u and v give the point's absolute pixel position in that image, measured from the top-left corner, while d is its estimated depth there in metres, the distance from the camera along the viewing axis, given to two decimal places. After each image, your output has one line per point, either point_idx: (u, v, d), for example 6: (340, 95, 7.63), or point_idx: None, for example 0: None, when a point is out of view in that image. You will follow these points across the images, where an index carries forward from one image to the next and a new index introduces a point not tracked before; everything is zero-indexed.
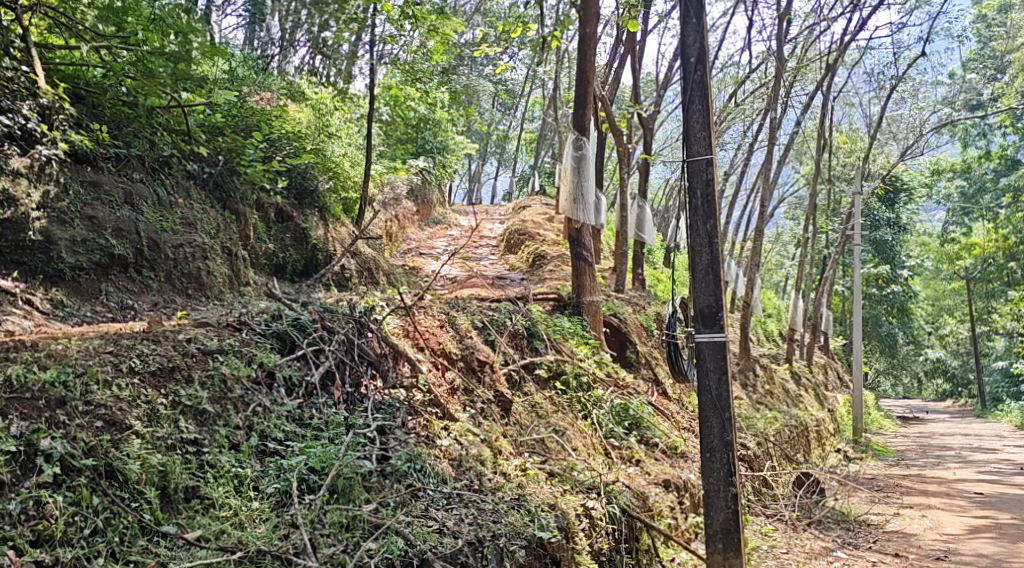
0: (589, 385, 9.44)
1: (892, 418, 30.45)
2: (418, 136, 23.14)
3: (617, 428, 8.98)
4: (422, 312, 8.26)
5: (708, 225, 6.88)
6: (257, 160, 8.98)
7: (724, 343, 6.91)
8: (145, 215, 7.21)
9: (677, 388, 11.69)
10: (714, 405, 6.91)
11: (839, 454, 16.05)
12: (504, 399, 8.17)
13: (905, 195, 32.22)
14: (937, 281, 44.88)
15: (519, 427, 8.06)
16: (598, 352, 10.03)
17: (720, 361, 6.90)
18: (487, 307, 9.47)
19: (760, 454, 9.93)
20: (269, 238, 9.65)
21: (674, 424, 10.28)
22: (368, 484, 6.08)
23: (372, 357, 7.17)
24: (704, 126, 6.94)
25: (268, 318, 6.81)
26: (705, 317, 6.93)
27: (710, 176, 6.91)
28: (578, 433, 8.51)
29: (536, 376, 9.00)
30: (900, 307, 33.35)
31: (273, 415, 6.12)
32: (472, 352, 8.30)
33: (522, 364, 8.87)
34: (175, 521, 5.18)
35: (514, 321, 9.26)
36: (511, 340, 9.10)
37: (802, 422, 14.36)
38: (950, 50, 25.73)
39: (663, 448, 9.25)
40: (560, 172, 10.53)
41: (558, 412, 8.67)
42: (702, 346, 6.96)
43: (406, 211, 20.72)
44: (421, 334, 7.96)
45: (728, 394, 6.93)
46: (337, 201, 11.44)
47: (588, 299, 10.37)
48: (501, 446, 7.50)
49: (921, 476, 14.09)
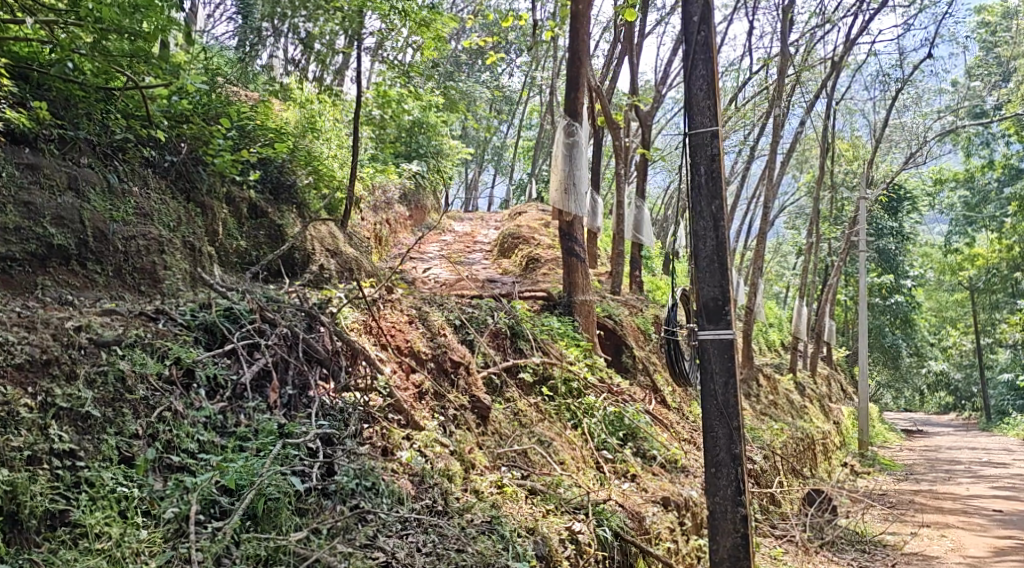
0: (579, 391, 8.80)
1: (896, 432, 29.73)
2: (412, 140, 22.57)
3: (608, 437, 8.35)
4: (389, 308, 7.70)
5: (712, 207, 6.26)
6: (227, 149, 8.32)
7: (730, 341, 6.27)
8: (90, 202, 6.62)
9: (676, 396, 11.05)
10: (720, 411, 6.27)
11: (846, 468, 15.37)
12: (481, 405, 7.53)
13: (909, 204, 31.63)
14: (940, 293, 44.30)
15: (494, 436, 7.43)
16: (586, 354, 9.40)
17: (726, 361, 6.27)
18: (463, 307, 8.86)
19: (767, 469, 9.29)
20: (241, 235, 9.01)
21: (675, 435, 9.64)
22: (303, 507, 5.45)
23: (322, 356, 6.55)
24: (707, 94, 6.32)
25: (194, 307, 6.21)
26: (709, 311, 6.30)
27: (714, 150, 6.29)
28: (566, 445, 7.90)
29: (517, 382, 8.37)
30: (904, 318, 32.74)
31: (185, 422, 5.44)
32: (445, 352, 7.69)
33: (504, 367, 8.27)
34: (24, 559, 4.50)
35: (496, 319, 8.71)
36: (490, 341, 8.50)
37: (808, 435, 13.72)
38: (954, 56, 25.21)
39: (662, 461, 8.57)
40: (550, 160, 9.83)
41: (544, 421, 8.06)
42: (706, 346, 6.33)
43: (399, 216, 20.15)
44: (385, 331, 7.38)
45: (735, 399, 6.28)
46: (318, 198, 10.82)
47: (580, 298, 9.76)
48: (471, 459, 6.91)
49: (933, 492, 13.43)
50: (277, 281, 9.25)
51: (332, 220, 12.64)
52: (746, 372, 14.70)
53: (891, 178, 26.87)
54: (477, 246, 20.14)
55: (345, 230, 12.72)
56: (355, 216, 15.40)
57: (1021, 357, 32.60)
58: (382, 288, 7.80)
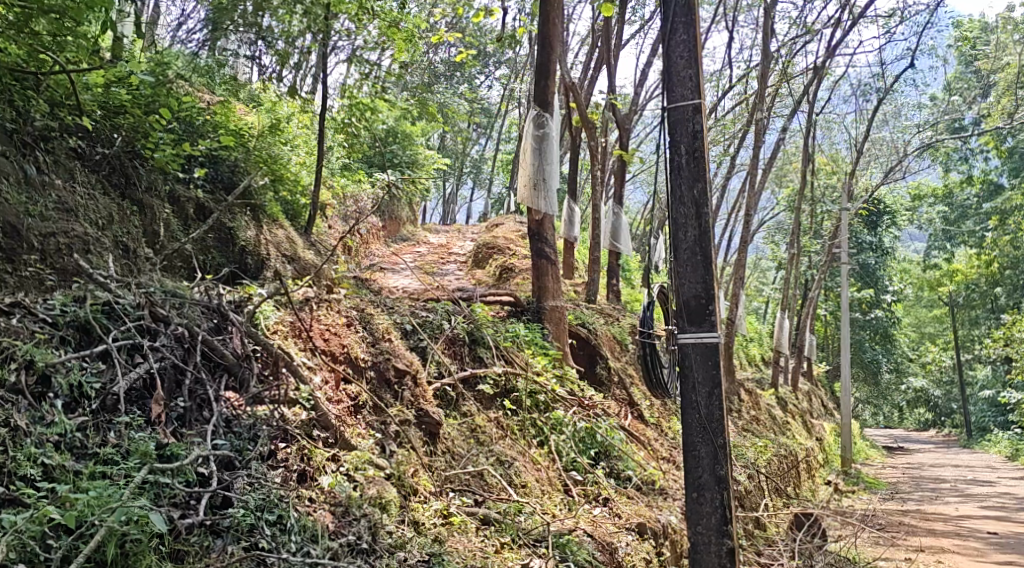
0: (547, 405, 8.26)
1: (877, 448, 29.31)
2: (385, 149, 21.92)
3: (578, 455, 7.81)
4: (324, 310, 7.07)
5: (694, 191, 5.73)
6: (168, 143, 7.75)
7: (715, 344, 5.70)
8: (3, 193, 5.95)
9: (654, 411, 10.50)
10: (703, 427, 5.69)
11: (830, 487, 14.84)
12: (429, 420, 6.94)
13: (889, 218, 31.31)
14: (918, 309, 44.12)
15: (444, 456, 6.86)
16: (553, 364, 8.84)
17: (709, 368, 5.70)
18: (416, 313, 8.28)
19: (751, 491, 8.76)
20: (187, 237, 8.33)
21: (652, 453, 9.06)
22: (178, 550, 4.72)
23: (226, 362, 5.87)
24: (688, 65, 5.80)
25: (64, 300, 5.43)
26: (691, 310, 5.73)
27: (697, 126, 5.77)
28: (529, 465, 7.37)
29: (475, 394, 7.81)
30: (885, 334, 32.40)
31: (31, 443, 4.69)
32: (388, 359, 7.10)
33: (460, 378, 7.74)
34: None
35: (453, 324, 8.18)
36: (443, 350, 7.92)
37: (792, 453, 13.19)
38: (933, 69, 24.91)
39: (638, 483, 8.00)
40: (518, 156, 9.15)
41: (505, 438, 7.53)
42: (687, 353, 5.75)
43: (372, 225, 19.51)
44: (317, 334, 6.76)
45: (720, 412, 5.71)
46: (276, 200, 10.16)
47: (550, 304, 9.28)
48: (415, 483, 6.33)
49: (922, 513, 12.93)
50: (227, 285, 8.58)
51: (293, 226, 11.98)
52: (728, 387, 14.14)
53: (870, 193, 26.53)
54: (451, 257, 19.53)
55: (307, 237, 12.04)
56: (321, 224, 14.74)
57: (1001, 373, 32.28)
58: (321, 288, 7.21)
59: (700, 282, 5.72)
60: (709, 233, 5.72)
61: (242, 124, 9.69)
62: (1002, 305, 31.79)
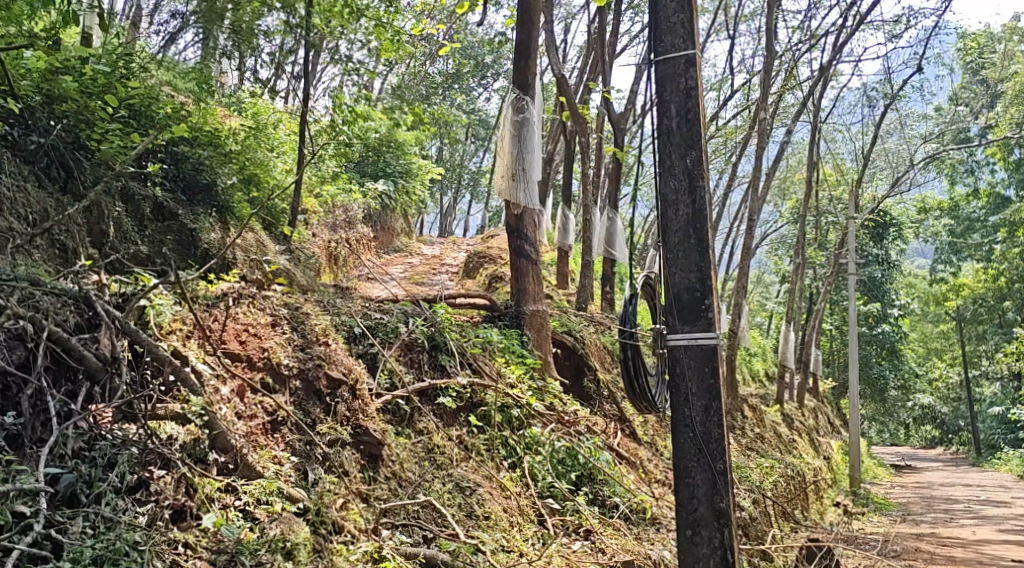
0: (521, 422, 7.63)
1: (885, 467, 28.48)
2: (378, 159, 21.34)
3: (555, 479, 7.16)
4: (243, 310, 6.49)
5: (686, 161, 5.13)
6: (119, 132, 7.08)
7: (713, 346, 5.08)
8: None
9: (650, 428, 9.97)
10: (706, 452, 5.03)
11: (839, 508, 14.11)
12: (368, 439, 6.28)
13: (895, 231, 30.59)
14: (925, 325, 43.28)
15: (387, 483, 6.17)
16: (530, 374, 8.20)
17: (704, 377, 5.07)
18: (369, 313, 7.58)
19: (754, 518, 8.06)
20: (142, 240, 7.60)
21: (643, 477, 8.37)
22: None
23: (86, 368, 5.09)
24: (680, 11, 5.20)
25: None
26: (685, 306, 5.12)
27: (690, 81, 5.16)
28: (497, 491, 6.72)
29: (434, 409, 7.16)
30: (892, 349, 31.56)
31: None
32: (319, 366, 6.45)
33: (416, 390, 7.10)
34: None
35: (411, 328, 7.55)
36: (397, 356, 7.28)
37: (799, 474, 12.46)
38: (940, 78, 24.17)
39: (625, 510, 7.34)
40: (496, 141, 8.57)
41: (464, 462, 6.88)
42: (681, 359, 5.12)
43: (364, 235, 18.84)
44: (228, 337, 6.16)
45: (719, 432, 5.05)
46: (246, 203, 9.48)
47: (531, 308, 8.81)
48: (342, 519, 5.57)
49: (938, 537, 12.18)
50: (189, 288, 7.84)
51: (268, 233, 11.31)
52: (730, 402, 13.41)
53: (876, 204, 25.78)
54: (444, 267, 18.84)
55: (284, 243, 11.36)
56: (304, 232, 14.05)
57: (1011, 389, 31.42)
58: (253, 286, 6.69)
59: (695, 270, 5.11)
60: (706, 211, 5.12)
61: (208, 119, 9.03)
62: (1011, 320, 30.99)
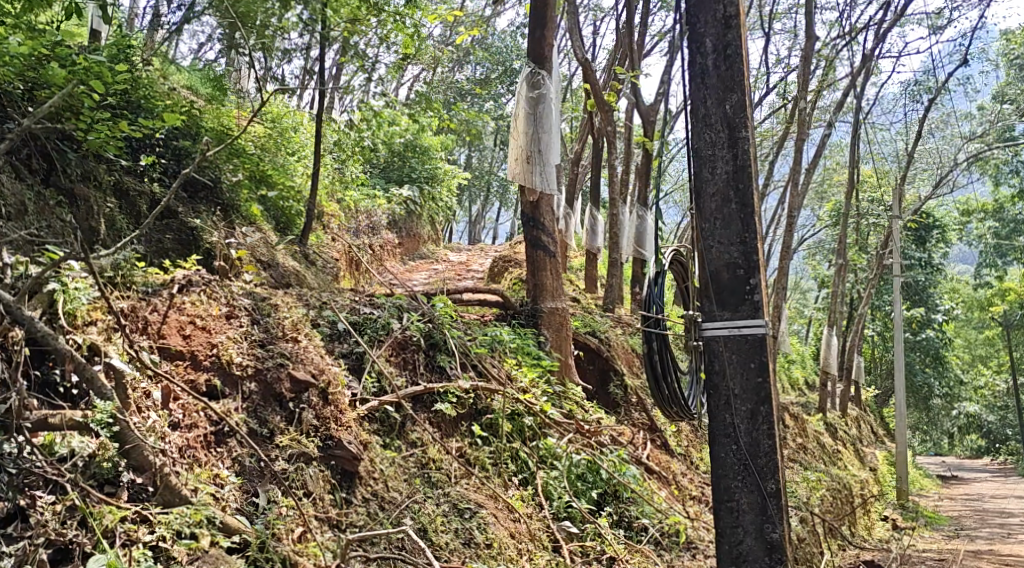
0: (535, 433, 7.06)
1: (931, 478, 27.36)
2: (404, 165, 20.84)
3: (573, 499, 6.53)
4: (190, 299, 5.78)
5: (725, 107, 4.69)
6: (109, 121, 6.68)
7: (763, 337, 4.66)
8: None
9: (682, 441, 9.33)
10: (760, 471, 4.60)
11: (887, 524, 13.32)
12: (342, 454, 5.62)
13: (938, 233, 29.53)
14: (969, 331, 41.87)
15: (365, 506, 5.55)
16: (545, 377, 7.62)
17: (751, 381, 4.65)
18: (358, 309, 6.91)
19: (800, 539, 7.40)
20: (138, 238, 7.00)
21: (675, 493, 7.71)
22: None
23: None
24: None
25: None
26: (729, 289, 4.70)
27: (729, 12, 4.70)
28: (503, 514, 6.10)
29: (430, 417, 6.53)
30: (936, 356, 30.43)
31: None
32: (278, 365, 5.77)
33: (411, 395, 6.49)
34: None
35: (405, 326, 6.91)
36: (388, 357, 6.63)
37: (845, 488, 11.71)
38: (984, 75, 23.21)
39: (655, 532, 6.74)
40: (510, 121, 7.97)
41: (463, 479, 6.25)
42: (724, 360, 4.70)
43: (390, 240, 18.37)
44: (156, 331, 5.43)
45: (770, 447, 4.62)
46: (252, 201, 8.96)
47: (549, 306, 8.33)
48: (296, 554, 4.89)
49: (998, 555, 11.36)
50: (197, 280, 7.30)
51: (280, 236, 10.78)
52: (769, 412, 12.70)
53: (917, 207, 24.82)
54: (469, 273, 18.28)
55: (298, 245, 10.83)
56: (324, 237, 13.60)
57: None
58: (208, 273, 6.00)
59: (737, 241, 4.68)
60: (750, 170, 4.69)
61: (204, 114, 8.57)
62: None
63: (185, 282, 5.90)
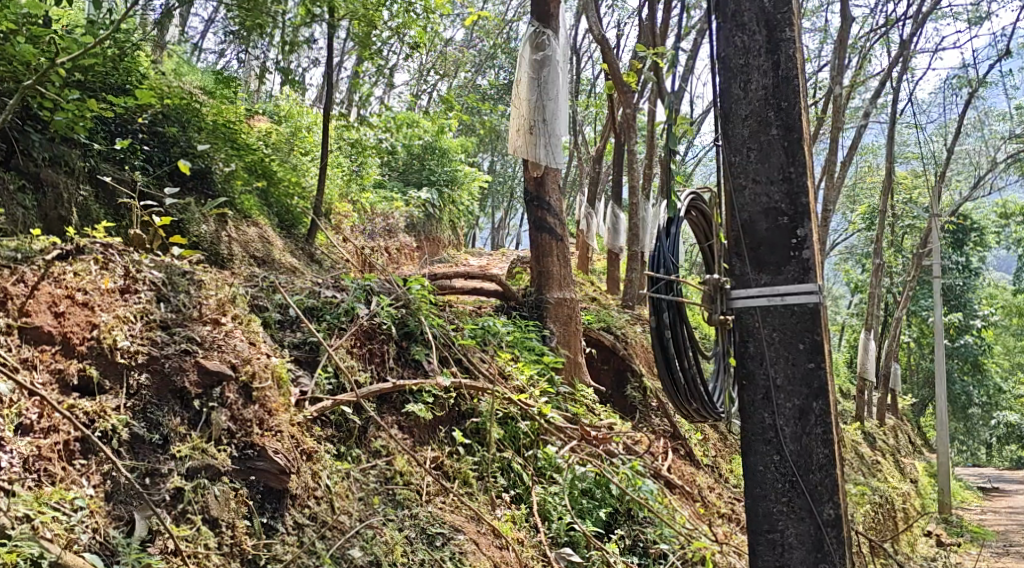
0: (533, 441, 6.45)
1: (972, 490, 26.26)
2: (421, 165, 20.18)
3: (576, 521, 5.80)
4: (73, 268, 4.75)
5: (762, 4, 4.11)
6: (78, 100, 6.08)
7: (816, 306, 4.06)
8: None
9: (706, 452, 8.59)
10: (810, 492, 4.02)
11: (931, 541, 12.47)
12: (264, 468, 4.66)
13: (977, 235, 28.48)
14: (1009, 337, 40.52)
15: (296, 535, 4.60)
16: (546, 375, 7.17)
17: (803, 371, 4.05)
18: (317, 291, 6.22)
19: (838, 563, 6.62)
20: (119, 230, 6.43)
21: (700, 511, 6.96)
22: None
23: None
24: None
25: None
26: (770, 241, 4.10)
27: None
28: (485, 541, 5.32)
29: (400, 420, 5.83)
30: (974, 362, 29.34)
31: None
32: (180, 354, 4.72)
33: (377, 395, 5.78)
34: None
35: (380, 317, 6.24)
36: (349, 349, 5.91)
37: (886, 502, 10.87)
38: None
39: (674, 558, 5.97)
40: (512, 90, 7.42)
41: (438, 497, 5.51)
42: (762, 342, 4.11)
43: (409, 244, 17.76)
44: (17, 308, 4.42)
45: (828, 461, 4.02)
46: (245, 192, 8.35)
47: (554, 296, 8.03)
48: None
49: None
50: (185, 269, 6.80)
51: (280, 235, 10.12)
52: None
53: (955, 208, 23.82)
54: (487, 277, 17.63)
55: (301, 245, 10.18)
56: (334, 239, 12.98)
57: None
58: (106, 239, 4.99)
59: (780, 178, 4.09)
60: (795, 85, 4.08)
61: (187, 104, 7.89)
62: None
63: (74, 249, 4.90)
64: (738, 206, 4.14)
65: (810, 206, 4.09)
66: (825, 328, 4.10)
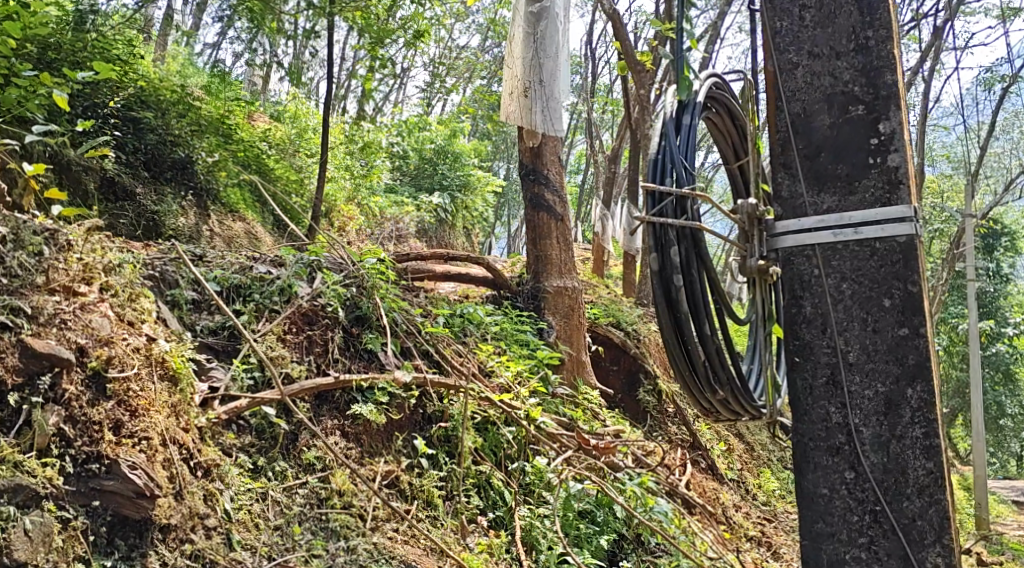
0: (523, 451, 5.83)
1: (1009, 506, 25.13)
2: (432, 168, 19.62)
3: (566, 553, 5.09)
4: None
5: None
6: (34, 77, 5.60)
7: (908, 228, 3.41)
8: None
9: (722, 461, 7.86)
10: (904, 529, 3.35)
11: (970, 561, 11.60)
12: (112, 486, 3.91)
13: (1007, 240, 27.55)
14: None
15: None
16: (539, 372, 6.61)
17: (891, 340, 3.39)
18: (253, 268, 5.66)
19: None
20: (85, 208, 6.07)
21: (724, 535, 6.25)
22: None
23: None
24: None
25: None
26: (840, 138, 3.49)
27: None
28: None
29: (343, 424, 5.17)
30: (1006, 373, 28.26)
31: None
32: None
33: (313, 393, 5.14)
34: None
35: (335, 309, 5.67)
36: (282, 336, 5.32)
37: None
38: None
39: None
40: (506, 46, 6.91)
41: (387, 524, 4.80)
42: (825, 302, 3.48)
43: (419, 249, 16.43)
44: None
45: (928, 472, 3.34)
46: (228, 183, 7.79)
47: (553, 284, 7.51)
48: None
49: None
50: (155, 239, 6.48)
51: (272, 234, 9.53)
52: None
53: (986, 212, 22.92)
54: None
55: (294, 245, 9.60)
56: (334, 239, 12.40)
57: None
58: None
59: (851, 48, 3.48)
60: None
61: (167, 94, 7.36)
62: None
63: None
64: (792, 91, 3.56)
65: (893, 88, 3.45)
66: (920, 271, 3.42)
